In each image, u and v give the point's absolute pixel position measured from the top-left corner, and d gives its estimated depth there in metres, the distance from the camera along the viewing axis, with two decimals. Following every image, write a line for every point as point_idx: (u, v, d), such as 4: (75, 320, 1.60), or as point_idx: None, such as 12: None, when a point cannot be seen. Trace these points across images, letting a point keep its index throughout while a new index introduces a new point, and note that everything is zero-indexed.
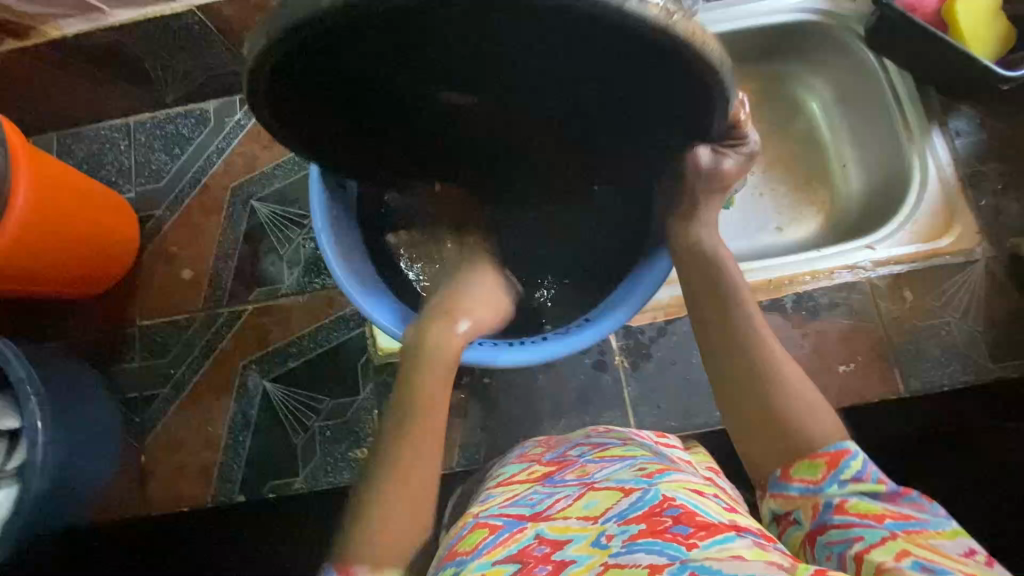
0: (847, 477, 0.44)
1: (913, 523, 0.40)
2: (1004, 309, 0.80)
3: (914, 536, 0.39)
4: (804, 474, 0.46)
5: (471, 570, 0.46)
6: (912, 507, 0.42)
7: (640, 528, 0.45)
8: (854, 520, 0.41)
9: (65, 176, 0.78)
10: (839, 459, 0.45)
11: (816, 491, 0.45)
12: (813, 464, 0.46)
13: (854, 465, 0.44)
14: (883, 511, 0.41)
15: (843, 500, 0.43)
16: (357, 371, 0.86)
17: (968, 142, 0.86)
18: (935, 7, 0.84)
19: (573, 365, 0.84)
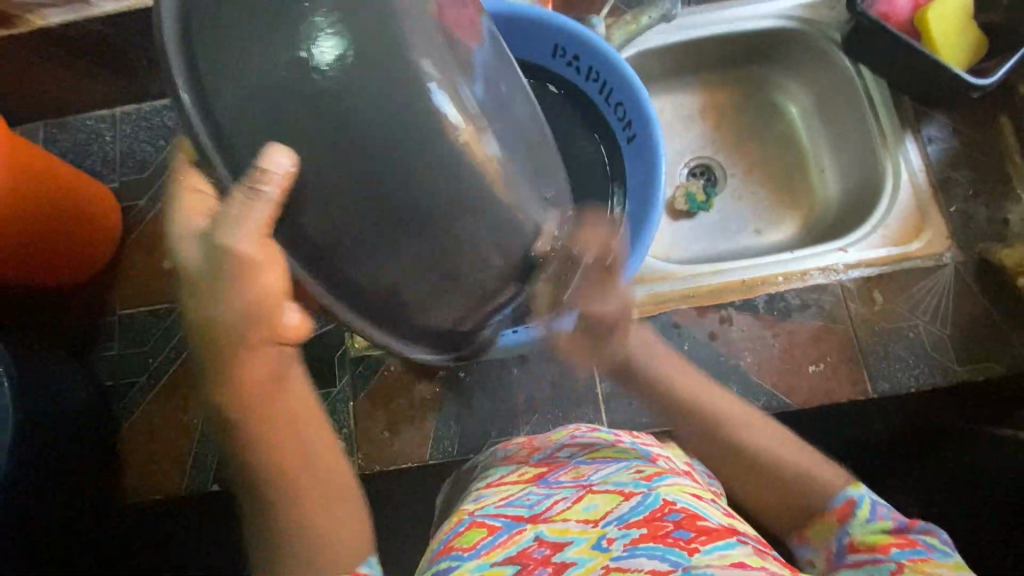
0: (854, 512, 0.54)
1: (919, 553, 0.49)
2: (973, 313, 0.82)
3: (920, 566, 0.48)
4: (815, 528, 0.56)
5: (471, 570, 0.49)
6: (921, 541, 0.50)
7: (642, 532, 0.46)
8: (865, 559, 0.51)
9: (46, 165, 0.79)
10: (848, 510, 0.54)
11: (821, 525, 0.56)
12: (821, 515, 0.56)
13: (862, 511, 0.54)
14: (890, 544, 0.50)
15: (857, 536, 0.53)
16: (335, 362, 0.86)
17: (940, 148, 0.88)
18: (908, 16, 0.85)
19: (548, 362, 0.85)
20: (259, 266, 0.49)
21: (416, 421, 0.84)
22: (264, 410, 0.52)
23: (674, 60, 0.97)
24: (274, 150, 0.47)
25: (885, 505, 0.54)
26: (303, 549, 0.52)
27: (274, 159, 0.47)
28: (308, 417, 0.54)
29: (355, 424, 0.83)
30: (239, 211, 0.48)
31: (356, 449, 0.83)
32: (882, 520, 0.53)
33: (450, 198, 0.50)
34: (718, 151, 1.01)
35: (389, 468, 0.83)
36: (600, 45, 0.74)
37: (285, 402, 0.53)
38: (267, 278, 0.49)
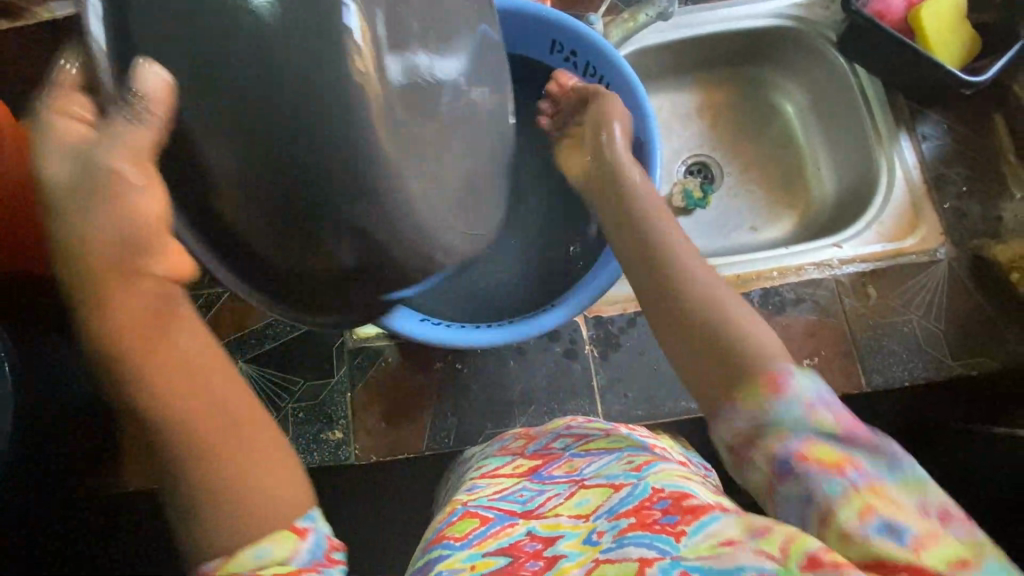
0: (802, 403, 0.43)
1: (873, 472, 0.40)
2: (967, 309, 0.82)
3: (877, 490, 0.39)
4: (748, 396, 0.45)
5: (461, 559, 0.48)
6: (875, 450, 0.41)
7: (630, 522, 0.45)
8: (818, 476, 0.41)
9: None
10: (789, 392, 0.44)
11: (761, 411, 0.44)
12: (755, 386, 0.45)
13: (803, 395, 0.44)
14: (848, 461, 0.41)
15: (811, 442, 0.42)
16: (332, 353, 0.86)
17: (934, 146, 0.89)
18: (902, 14, 0.86)
19: (544, 354, 0.86)
20: (125, 181, 0.40)
21: (412, 412, 0.84)
22: (154, 362, 0.40)
23: (672, 58, 0.98)
24: (144, 65, 0.41)
25: (829, 391, 0.45)
26: (226, 522, 0.39)
27: (144, 81, 0.41)
28: (211, 365, 0.42)
29: (353, 414, 0.84)
30: (115, 126, 0.41)
31: (352, 440, 0.83)
32: (829, 412, 0.43)
33: (336, 155, 0.42)
34: (715, 149, 1.02)
35: (385, 458, 0.83)
36: (597, 37, 0.75)
37: (172, 344, 0.41)
38: (140, 198, 0.40)
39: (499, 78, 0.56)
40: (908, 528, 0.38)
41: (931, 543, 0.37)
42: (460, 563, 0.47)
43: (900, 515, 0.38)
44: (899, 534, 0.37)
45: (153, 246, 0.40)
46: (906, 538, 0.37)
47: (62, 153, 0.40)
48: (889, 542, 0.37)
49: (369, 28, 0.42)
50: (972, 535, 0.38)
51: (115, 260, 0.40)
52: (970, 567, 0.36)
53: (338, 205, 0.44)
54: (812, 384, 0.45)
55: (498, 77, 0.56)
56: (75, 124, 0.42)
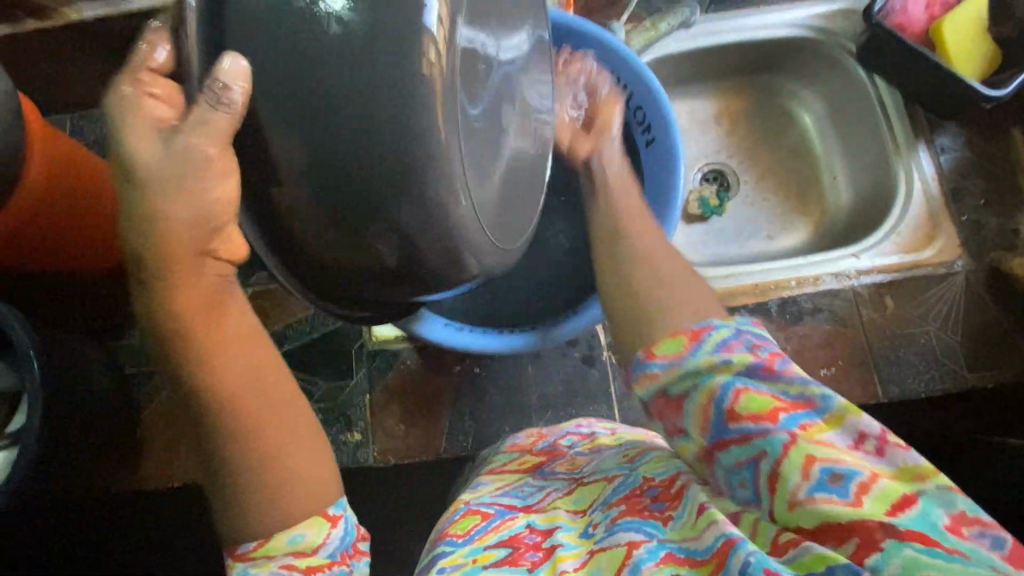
0: (722, 353, 0.42)
1: (804, 413, 0.38)
2: (983, 321, 0.83)
3: (812, 432, 0.37)
4: (666, 350, 0.44)
5: (462, 555, 0.46)
6: (799, 389, 0.40)
7: (620, 509, 0.45)
8: (750, 429, 0.39)
9: (82, 160, 0.80)
10: (703, 333, 0.43)
11: (684, 363, 0.43)
12: (677, 340, 0.44)
13: (717, 336, 0.43)
14: (776, 405, 0.39)
15: (735, 391, 0.40)
16: (352, 355, 0.86)
17: (952, 158, 0.89)
18: (923, 27, 0.87)
19: (561, 360, 0.86)
20: (155, 174, 0.37)
21: (432, 415, 0.85)
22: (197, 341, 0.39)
23: (690, 66, 0.98)
24: (228, 54, 0.38)
25: (752, 336, 0.43)
26: (261, 513, 0.39)
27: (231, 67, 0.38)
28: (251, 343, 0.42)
29: (371, 417, 0.85)
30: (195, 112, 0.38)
31: (371, 441, 0.84)
32: (746, 354, 0.41)
33: (392, 155, 0.39)
34: (732, 156, 1.02)
35: (403, 461, 0.84)
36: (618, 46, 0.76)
37: (222, 330, 0.41)
38: (215, 188, 0.38)
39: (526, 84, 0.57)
40: (851, 471, 0.36)
41: (874, 485, 0.35)
42: (462, 559, 0.46)
43: (841, 458, 0.36)
44: (843, 478, 0.35)
45: (205, 233, 0.39)
46: (849, 484, 0.35)
47: (151, 142, 0.38)
48: (833, 491, 0.35)
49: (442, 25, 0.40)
50: (907, 470, 0.36)
51: (165, 253, 0.38)
52: (913, 506, 0.34)
53: (385, 206, 0.41)
54: (728, 331, 0.43)
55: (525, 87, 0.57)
56: (156, 108, 0.39)
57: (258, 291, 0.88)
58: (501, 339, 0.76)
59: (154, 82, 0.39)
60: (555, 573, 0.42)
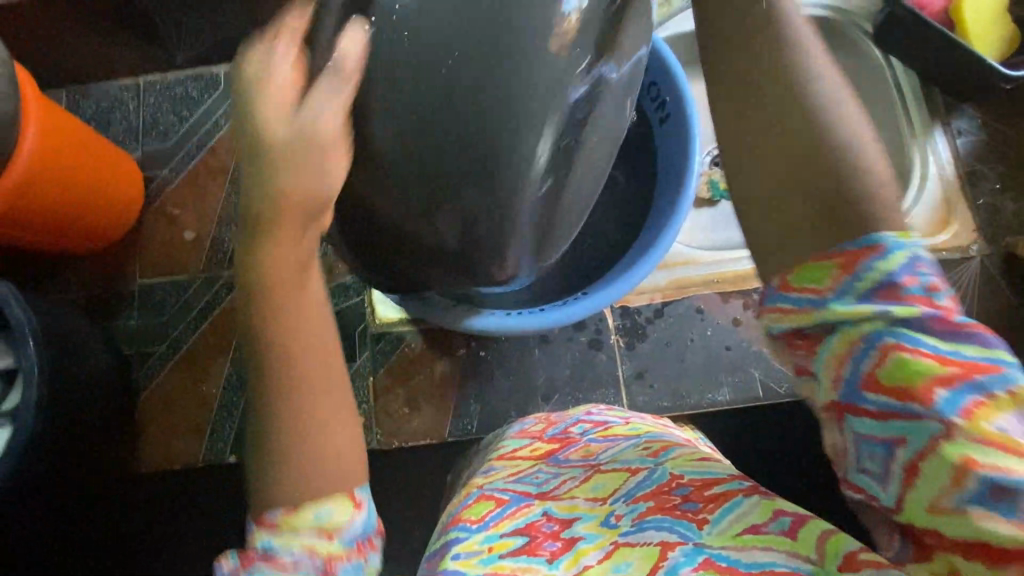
0: (876, 295, 0.33)
1: (973, 391, 0.31)
2: (998, 306, 0.82)
3: (978, 423, 0.30)
4: (807, 282, 0.34)
5: (477, 542, 0.44)
6: (973, 353, 0.31)
7: (648, 505, 0.43)
8: (894, 405, 0.32)
9: (77, 133, 0.77)
10: (866, 260, 0.33)
11: (824, 304, 0.34)
12: (822, 265, 0.34)
13: (883, 269, 0.33)
14: (939, 375, 0.31)
15: (881, 350, 0.32)
16: (356, 337, 0.85)
17: (969, 141, 0.88)
18: (942, 6, 0.85)
19: (568, 344, 0.85)
20: None
21: (435, 399, 0.84)
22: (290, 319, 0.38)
23: None
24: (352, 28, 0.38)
25: (924, 262, 0.33)
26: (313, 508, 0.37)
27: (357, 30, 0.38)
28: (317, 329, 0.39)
29: (375, 399, 0.83)
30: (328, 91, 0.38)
31: (375, 424, 0.83)
32: (912, 305, 0.32)
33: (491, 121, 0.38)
34: None
35: (407, 444, 0.83)
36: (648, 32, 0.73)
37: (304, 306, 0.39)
38: None
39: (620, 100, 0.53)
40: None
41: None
42: (478, 546, 0.44)
43: (1015, 468, 0.30)
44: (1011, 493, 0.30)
45: None
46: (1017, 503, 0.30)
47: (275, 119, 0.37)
48: (993, 506, 0.30)
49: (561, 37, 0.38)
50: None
51: None
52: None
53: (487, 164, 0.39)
54: (899, 254, 0.33)
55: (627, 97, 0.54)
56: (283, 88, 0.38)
57: None
58: (544, 314, 0.74)
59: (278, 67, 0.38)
60: (577, 567, 0.41)
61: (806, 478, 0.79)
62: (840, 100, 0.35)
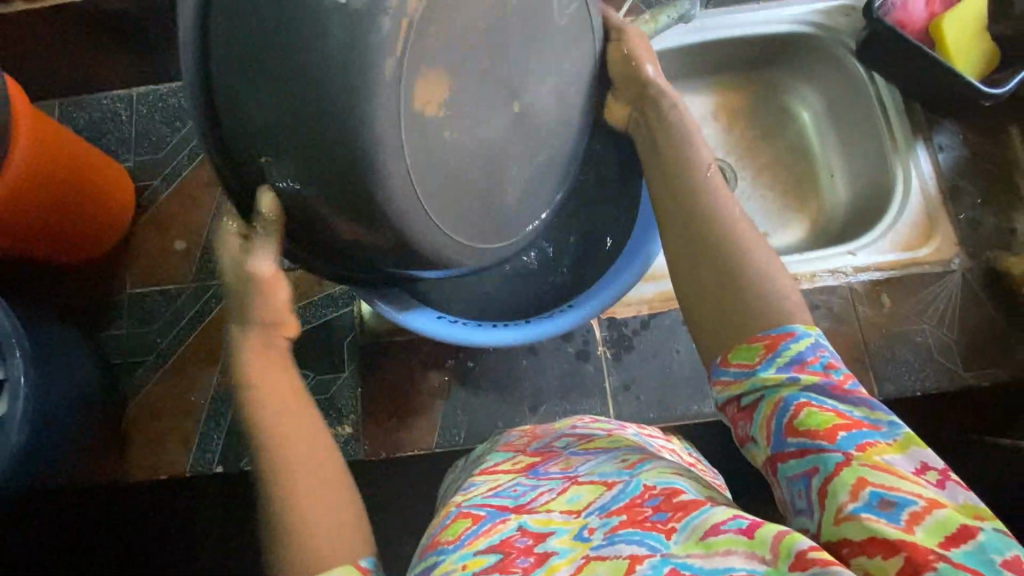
0: (792, 368, 0.41)
1: (866, 435, 0.38)
2: (979, 319, 0.83)
3: (870, 455, 0.37)
4: (741, 358, 0.43)
5: (453, 561, 0.45)
6: (865, 411, 0.39)
7: (620, 519, 0.44)
8: (808, 444, 0.39)
9: (69, 145, 0.78)
10: (782, 341, 0.42)
11: (753, 374, 0.42)
12: (752, 346, 0.43)
13: (795, 348, 0.42)
14: (838, 422, 0.38)
15: (795, 406, 0.40)
16: (344, 349, 0.86)
17: (951, 156, 0.89)
18: (922, 24, 0.86)
19: (556, 355, 0.85)
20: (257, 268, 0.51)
21: (424, 409, 0.84)
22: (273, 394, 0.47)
23: (690, 61, 0.97)
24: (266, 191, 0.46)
25: (827, 348, 0.42)
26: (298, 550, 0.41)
27: (263, 206, 0.46)
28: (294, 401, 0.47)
29: (362, 409, 0.84)
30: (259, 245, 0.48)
31: (363, 434, 0.83)
32: (818, 375, 0.41)
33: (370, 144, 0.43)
34: (730, 153, 1.00)
35: (394, 455, 0.83)
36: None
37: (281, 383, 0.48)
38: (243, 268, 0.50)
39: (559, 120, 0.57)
40: (905, 499, 0.35)
41: (930, 515, 0.35)
42: (452, 565, 0.44)
43: (898, 486, 0.36)
44: (896, 505, 0.35)
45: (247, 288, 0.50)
46: (900, 512, 0.35)
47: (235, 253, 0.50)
48: (881, 514, 0.35)
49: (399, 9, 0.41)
50: (969, 506, 0.35)
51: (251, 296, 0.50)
52: (969, 540, 0.34)
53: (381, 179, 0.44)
54: (806, 339, 0.42)
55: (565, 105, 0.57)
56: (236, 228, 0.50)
57: None
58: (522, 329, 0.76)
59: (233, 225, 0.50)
60: None
61: None
62: (749, 235, 0.48)
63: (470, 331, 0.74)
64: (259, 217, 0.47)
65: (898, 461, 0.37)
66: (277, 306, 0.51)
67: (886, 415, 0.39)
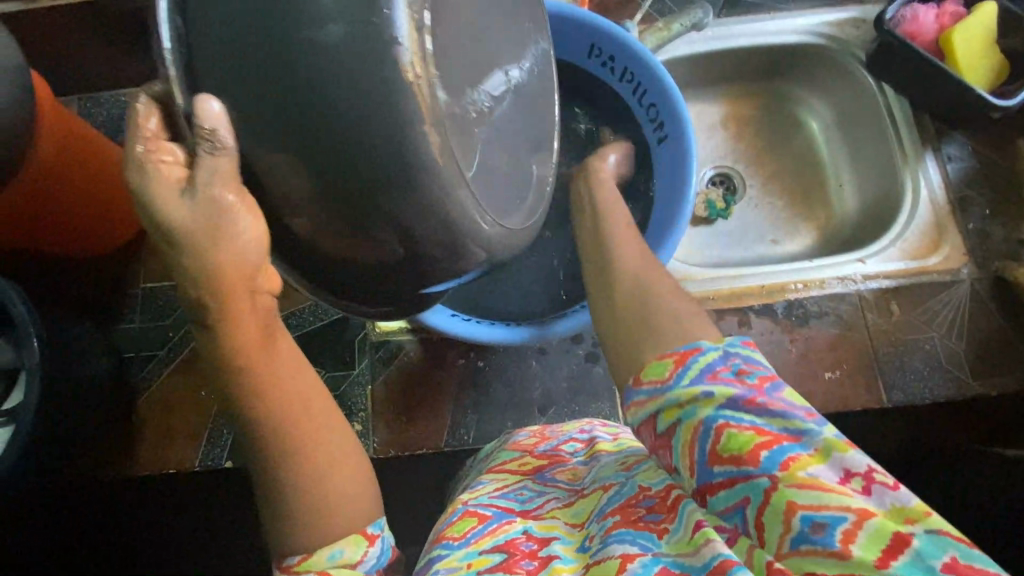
0: (703, 379, 0.42)
1: (786, 450, 0.38)
2: (988, 327, 0.83)
3: (794, 473, 0.37)
4: (652, 375, 0.45)
5: (457, 559, 0.45)
6: (783, 423, 0.39)
7: (614, 520, 0.44)
8: (734, 472, 0.38)
9: (89, 139, 0.79)
10: (689, 356, 0.44)
11: (666, 392, 0.43)
12: (662, 362, 0.45)
13: (703, 360, 0.43)
14: (758, 441, 0.38)
15: (716, 427, 0.40)
16: (355, 346, 0.86)
17: (959, 167, 0.90)
18: (934, 37, 0.87)
19: (566, 356, 0.86)
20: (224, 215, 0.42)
21: (433, 409, 0.84)
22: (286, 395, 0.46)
23: (703, 68, 0.98)
24: (202, 98, 0.40)
25: (737, 356, 0.43)
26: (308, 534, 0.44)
27: (199, 114, 0.40)
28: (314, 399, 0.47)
29: (372, 408, 0.84)
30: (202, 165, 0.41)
31: (372, 432, 0.83)
32: (729, 386, 0.41)
33: (378, 135, 0.41)
34: (739, 161, 1.02)
35: (406, 452, 0.83)
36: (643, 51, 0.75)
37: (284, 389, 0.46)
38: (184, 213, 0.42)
39: (528, 104, 0.58)
40: (835, 517, 0.35)
41: (862, 530, 0.34)
42: (457, 562, 0.44)
43: (825, 505, 0.35)
44: (826, 528, 0.35)
45: (214, 240, 0.42)
46: (833, 533, 0.34)
47: (177, 197, 0.42)
48: (817, 541, 0.35)
49: (413, 7, 0.41)
50: (898, 510, 0.35)
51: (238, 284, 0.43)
52: (905, 548, 0.33)
53: (392, 177, 0.42)
54: (712, 353, 0.43)
55: (538, 99, 0.60)
56: (174, 169, 0.43)
57: None
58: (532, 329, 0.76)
59: (167, 153, 0.43)
60: None
61: None
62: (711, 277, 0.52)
63: (475, 331, 0.75)
64: (199, 133, 0.40)
65: (824, 474, 0.36)
66: (241, 241, 0.42)
67: (805, 423, 0.39)
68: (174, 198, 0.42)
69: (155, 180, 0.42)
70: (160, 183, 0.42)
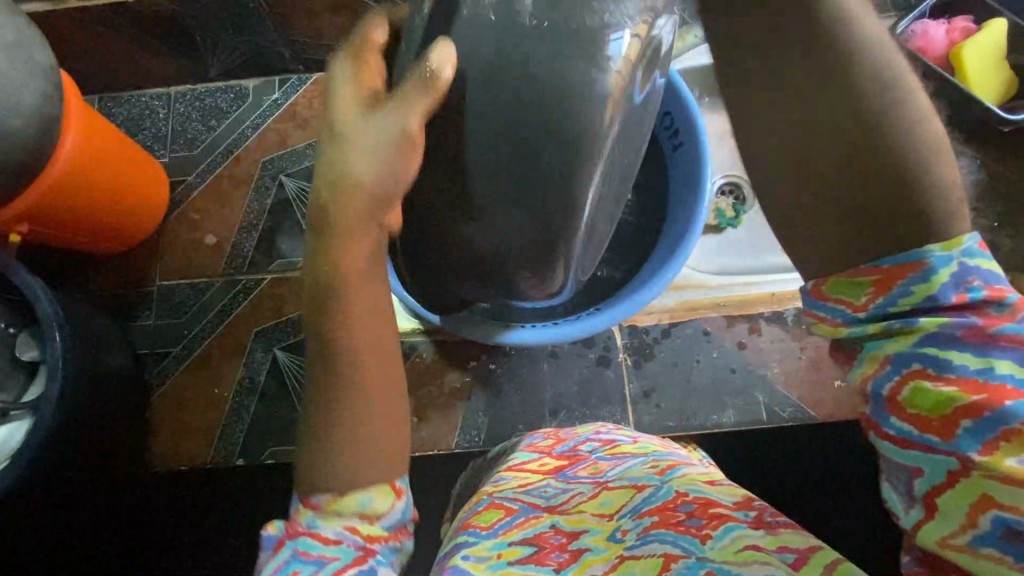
0: (909, 313, 0.34)
1: (1003, 419, 0.31)
2: None
3: (998, 459, 0.30)
4: (841, 294, 0.36)
5: (486, 547, 0.45)
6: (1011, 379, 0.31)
7: (653, 520, 0.44)
8: (912, 433, 0.33)
9: (113, 137, 0.80)
10: (905, 272, 0.34)
11: (856, 320, 0.36)
12: (858, 281, 0.35)
13: (930, 282, 0.33)
14: (961, 404, 0.31)
15: (904, 372, 0.34)
16: None
17: (968, 180, 0.91)
18: (942, 52, 0.89)
19: (577, 360, 0.87)
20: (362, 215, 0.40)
21: (445, 409, 0.85)
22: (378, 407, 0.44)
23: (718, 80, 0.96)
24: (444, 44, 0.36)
25: (975, 276, 0.33)
26: None
27: (437, 55, 0.36)
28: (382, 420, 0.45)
29: None
30: (409, 94, 0.37)
31: None
32: (948, 322, 0.33)
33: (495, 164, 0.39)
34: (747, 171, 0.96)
35: (414, 453, 0.83)
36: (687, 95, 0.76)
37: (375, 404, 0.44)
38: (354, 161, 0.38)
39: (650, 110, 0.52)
40: None
41: None
42: (487, 551, 0.45)
43: None
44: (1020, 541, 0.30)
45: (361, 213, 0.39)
46: None
47: (357, 115, 0.38)
48: (1006, 548, 0.30)
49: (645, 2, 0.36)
50: None
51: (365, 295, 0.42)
52: None
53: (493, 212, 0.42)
54: (943, 270, 0.33)
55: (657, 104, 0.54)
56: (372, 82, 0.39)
57: (275, 279, 0.91)
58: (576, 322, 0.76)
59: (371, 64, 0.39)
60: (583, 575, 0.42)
61: (808, 505, 0.79)
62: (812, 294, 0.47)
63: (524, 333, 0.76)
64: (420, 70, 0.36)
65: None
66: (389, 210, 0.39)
67: None
68: (360, 117, 0.38)
69: (352, 92, 0.38)
70: (353, 96, 0.38)
